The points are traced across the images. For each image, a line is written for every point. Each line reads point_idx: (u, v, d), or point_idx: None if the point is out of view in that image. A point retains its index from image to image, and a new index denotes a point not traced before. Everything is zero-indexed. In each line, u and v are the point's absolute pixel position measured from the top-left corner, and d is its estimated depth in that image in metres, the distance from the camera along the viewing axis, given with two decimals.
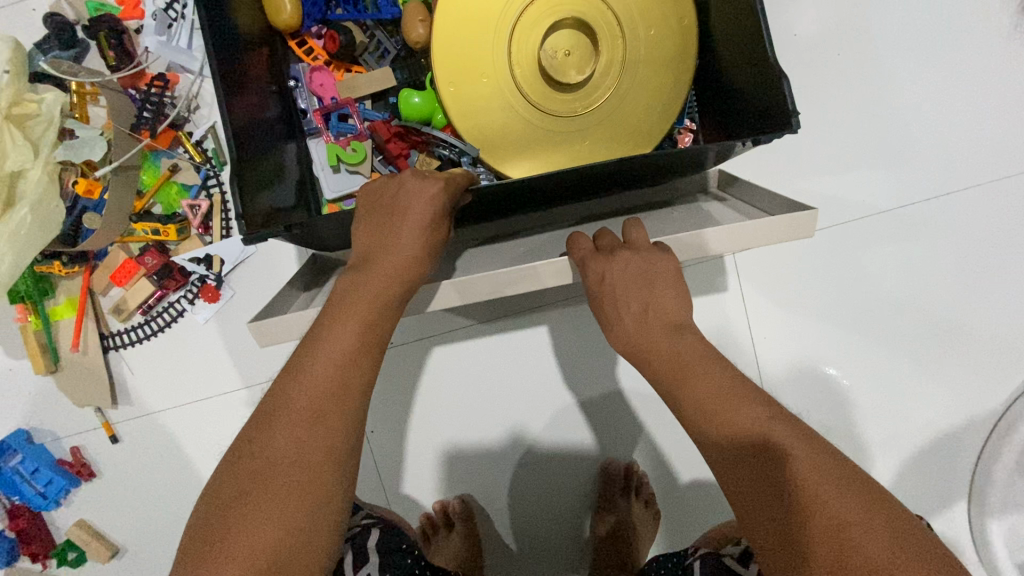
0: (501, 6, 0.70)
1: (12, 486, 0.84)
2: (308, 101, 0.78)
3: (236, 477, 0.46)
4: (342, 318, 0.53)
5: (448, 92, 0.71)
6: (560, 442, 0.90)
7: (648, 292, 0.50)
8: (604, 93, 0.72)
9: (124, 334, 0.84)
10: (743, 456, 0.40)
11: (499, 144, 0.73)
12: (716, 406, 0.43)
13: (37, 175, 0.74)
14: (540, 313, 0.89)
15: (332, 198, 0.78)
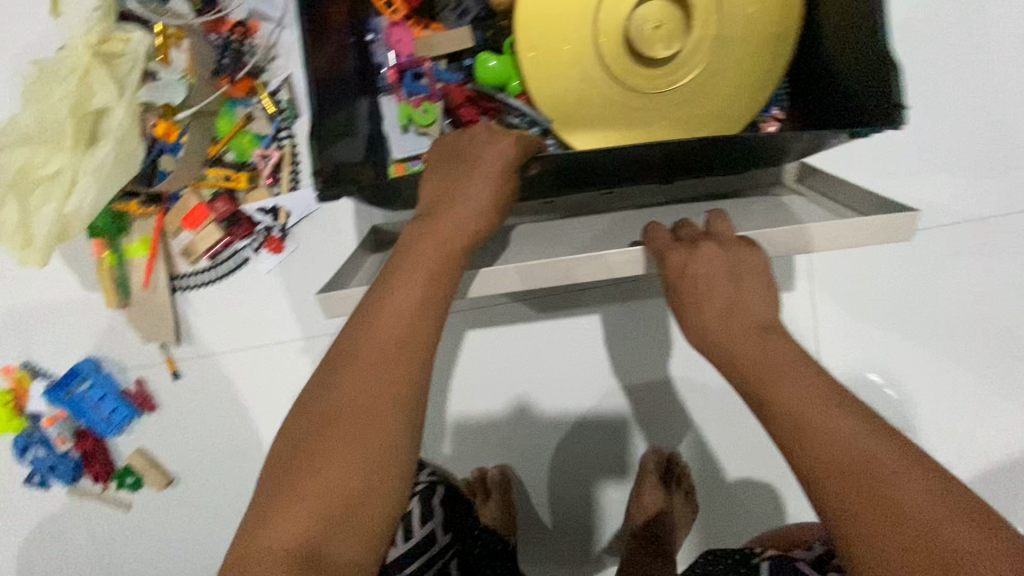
0: None
1: (80, 410, 0.88)
2: (384, 57, 0.76)
3: (303, 419, 0.46)
4: (409, 265, 0.50)
5: (527, 57, 0.66)
6: (602, 424, 0.90)
7: (735, 288, 0.49)
8: (691, 72, 0.66)
9: (191, 277, 0.86)
10: (847, 474, 0.38)
11: (575, 117, 0.68)
12: (811, 413, 0.41)
13: (120, 113, 0.73)
14: (595, 294, 0.87)
15: (399, 159, 0.76)
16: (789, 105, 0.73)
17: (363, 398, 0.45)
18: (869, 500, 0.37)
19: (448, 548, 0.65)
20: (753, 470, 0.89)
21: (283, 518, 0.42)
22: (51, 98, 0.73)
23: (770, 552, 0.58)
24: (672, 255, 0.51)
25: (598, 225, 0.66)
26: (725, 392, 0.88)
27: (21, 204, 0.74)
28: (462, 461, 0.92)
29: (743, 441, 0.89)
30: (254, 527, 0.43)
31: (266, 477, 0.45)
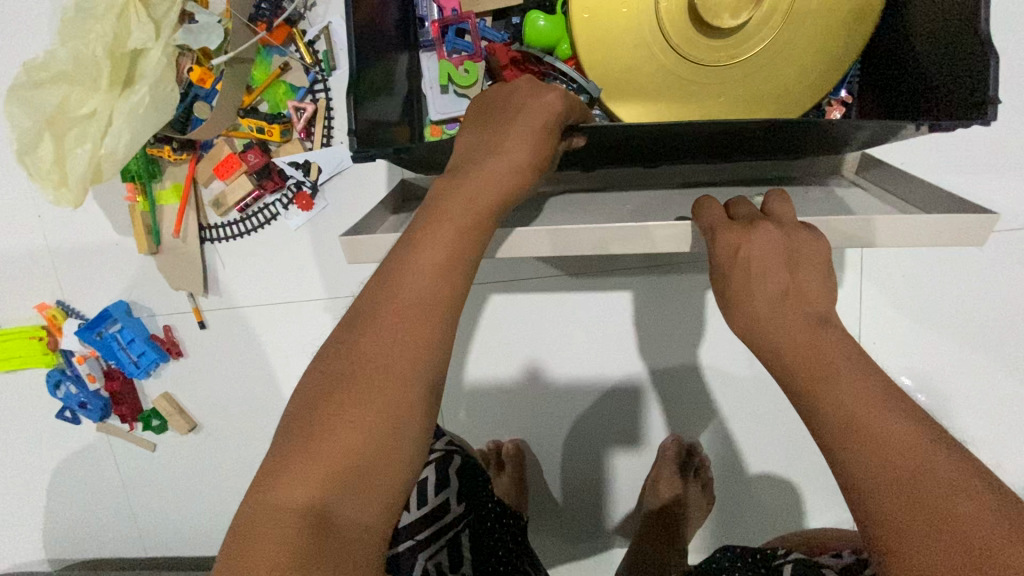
0: None
1: (110, 351, 0.90)
2: (428, 10, 0.72)
3: (320, 377, 0.42)
4: (440, 217, 0.47)
5: (580, 18, 0.61)
6: (624, 405, 0.88)
7: (792, 275, 0.45)
8: (756, 45, 0.61)
9: (221, 228, 0.86)
10: (893, 481, 0.34)
11: (625, 86, 0.64)
12: (865, 417, 0.37)
13: (157, 56, 0.73)
14: (628, 273, 0.84)
15: (434, 120, 0.73)
16: (858, 88, 0.67)
17: (386, 359, 0.42)
18: (918, 510, 0.33)
19: (462, 517, 0.65)
20: (777, 466, 0.86)
21: (295, 480, 0.39)
22: (88, 35, 0.72)
23: (794, 553, 0.56)
24: (725, 234, 0.47)
25: (639, 201, 0.62)
26: (755, 386, 0.85)
27: (57, 143, 0.74)
28: (478, 431, 0.92)
29: (768, 436, 0.86)
30: (264, 488, 0.39)
31: (278, 435, 0.42)
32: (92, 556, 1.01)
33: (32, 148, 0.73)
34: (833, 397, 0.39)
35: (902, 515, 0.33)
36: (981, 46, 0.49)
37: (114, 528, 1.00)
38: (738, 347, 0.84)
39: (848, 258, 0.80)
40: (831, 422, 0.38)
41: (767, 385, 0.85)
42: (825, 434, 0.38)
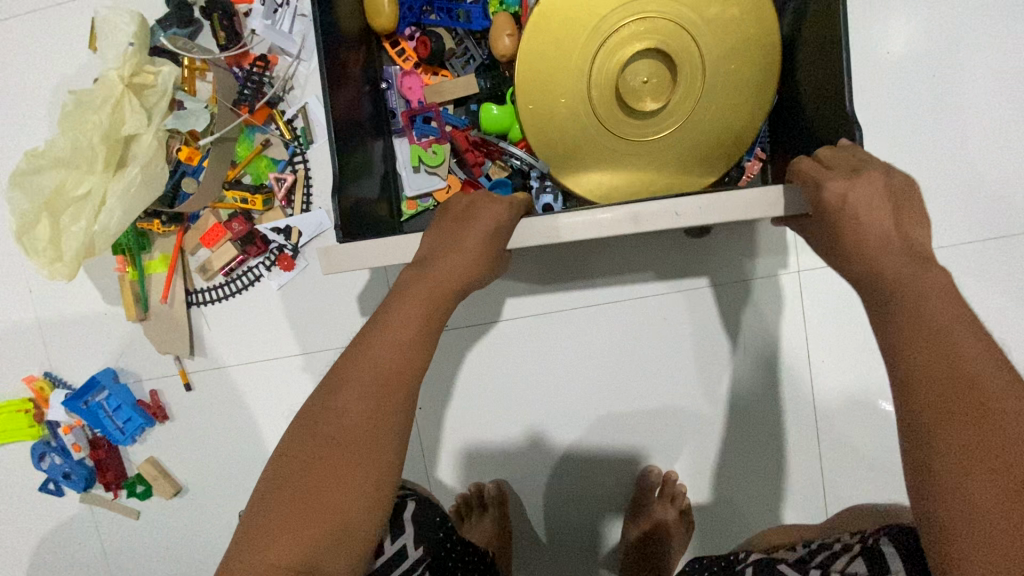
0: (588, 31, 0.67)
1: (96, 419, 0.92)
2: (398, 104, 0.82)
3: (306, 439, 0.47)
4: (408, 300, 0.53)
5: (527, 110, 0.70)
6: (598, 446, 0.92)
7: (892, 210, 0.51)
8: (678, 121, 0.68)
9: (207, 292, 0.91)
10: (952, 381, 0.41)
11: (571, 162, 0.72)
12: (933, 332, 0.43)
13: (149, 140, 0.81)
14: (593, 312, 0.91)
15: (410, 196, 0.81)
16: (769, 147, 0.77)
17: (357, 399, 0.48)
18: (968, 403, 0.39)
19: (420, 563, 0.64)
20: (747, 488, 0.90)
21: (283, 538, 0.43)
22: (85, 124, 0.79)
23: (754, 555, 0.60)
24: (833, 184, 0.51)
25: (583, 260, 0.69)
26: (719, 414, 0.90)
27: (53, 223, 0.79)
28: (460, 475, 0.93)
29: (735, 458, 0.90)
30: (254, 547, 0.43)
31: (265, 494, 0.46)
32: None
33: (29, 228, 0.79)
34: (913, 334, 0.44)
35: (950, 417, 0.40)
36: (846, 118, 0.60)
37: None
38: (701, 379, 0.90)
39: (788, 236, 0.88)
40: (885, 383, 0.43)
41: (730, 414, 0.90)
42: (893, 338, 0.45)
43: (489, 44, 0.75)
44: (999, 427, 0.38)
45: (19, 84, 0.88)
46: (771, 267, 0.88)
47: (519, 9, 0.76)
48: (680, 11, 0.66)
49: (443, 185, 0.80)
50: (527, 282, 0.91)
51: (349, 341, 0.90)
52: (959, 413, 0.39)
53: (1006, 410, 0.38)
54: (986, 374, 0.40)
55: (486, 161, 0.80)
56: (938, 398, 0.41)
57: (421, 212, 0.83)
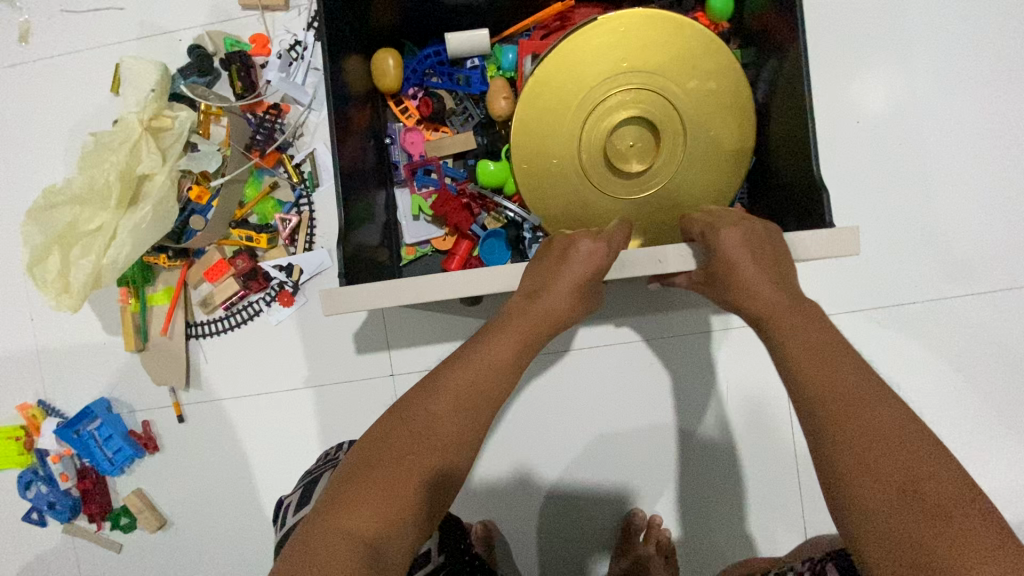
0: (579, 97, 0.73)
1: (87, 448, 0.94)
2: (400, 157, 0.86)
3: (394, 428, 0.52)
4: (502, 333, 0.59)
5: (521, 168, 0.75)
6: (583, 488, 0.93)
7: (767, 257, 0.58)
8: (661, 181, 0.73)
9: (206, 325, 0.93)
10: (834, 400, 0.47)
11: (562, 217, 0.75)
12: (812, 359, 0.51)
13: (161, 180, 0.85)
14: (581, 355, 0.93)
15: (410, 243, 0.86)
16: (748, 202, 0.82)
17: (449, 405, 0.53)
18: (852, 418, 0.45)
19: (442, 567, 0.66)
20: (729, 533, 0.91)
21: (355, 515, 0.46)
22: (103, 164, 0.83)
23: None
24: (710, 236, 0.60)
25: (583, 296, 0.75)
26: (701, 462, 0.92)
27: (63, 256, 0.82)
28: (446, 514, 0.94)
29: (717, 502, 0.92)
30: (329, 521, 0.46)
31: (348, 473, 0.49)
32: None
33: (40, 260, 0.82)
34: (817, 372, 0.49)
35: (842, 434, 0.45)
36: (814, 183, 0.66)
37: None
38: (685, 423, 0.92)
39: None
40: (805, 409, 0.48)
41: (712, 459, 0.92)
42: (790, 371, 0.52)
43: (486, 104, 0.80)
44: (875, 440, 0.43)
45: (40, 122, 0.93)
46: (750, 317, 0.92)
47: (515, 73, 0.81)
48: (664, 82, 0.72)
49: (441, 234, 0.85)
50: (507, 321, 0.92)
51: (344, 377, 0.93)
52: (847, 433, 0.45)
53: (878, 422, 0.44)
54: (857, 393, 0.47)
55: (482, 213, 0.84)
56: (830, 418, 0.46)
57: (420, 257, 0.87)
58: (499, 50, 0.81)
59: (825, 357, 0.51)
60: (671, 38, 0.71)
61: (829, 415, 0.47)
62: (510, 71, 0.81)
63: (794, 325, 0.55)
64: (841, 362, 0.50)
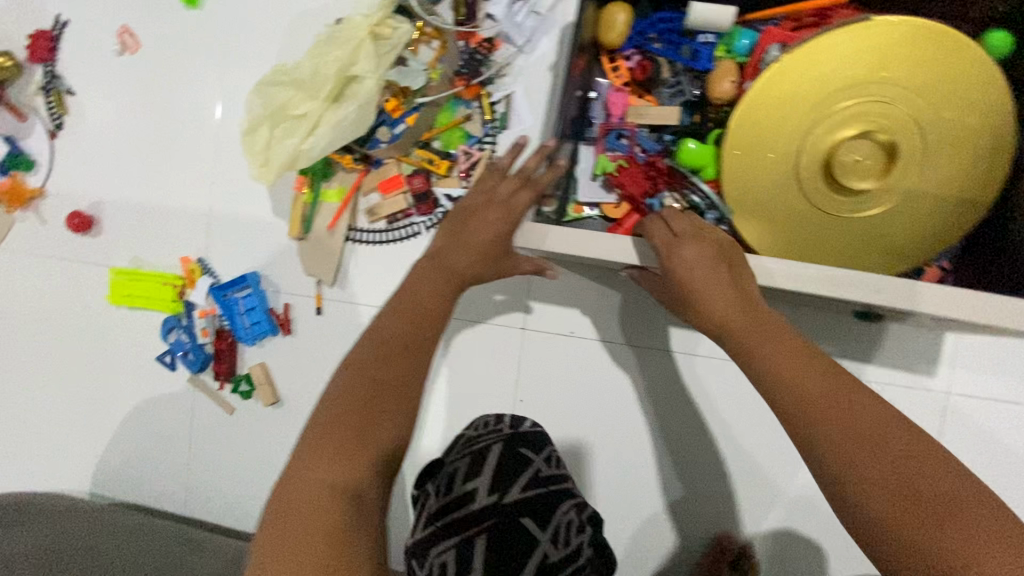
0: (818, 97, 0.68)
1: (231, 312, 1.01)
2: (598, 115, 0.84)
3: (359, 380, 0.55)
4: (434, 274, 0.65)
5: (731, 154, 0.70)
6: (677, 493, 0.91)
7: (707, 258, 0.60)
8: (876, 207, 0.69)
9: (367, 233, 0.97)
10: (831, 413, 0.49)
11: (757, 216, 0.72)
12: (790, 368, 0.52)
13: (370, 85, 0.86)
14: (712, 365, 0.91)
15: (580, 201, 0.83)
16: (958, 259, 0.77)
17: (368, 342, 0.59)
18: (851, 430, 0.47)
19: None
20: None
21: (323, 466, 0.50)
22: (327, 57, 0.87)
23: None
24: (677, 249, 0.61)
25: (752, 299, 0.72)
26: (807, 506, 0.88)
27: (271, 134, 0.89)
28: None
29: (813, 551, 0.88)
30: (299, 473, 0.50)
31: (314, 425, 0.53)
32: (137, 494, 1.10)
33: (253, 130, 0.89)
34: (816, 409, 0.49)
35: (847, 447, 0.47)
36: None
37: (174, 472, 1.08)
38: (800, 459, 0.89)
39: (943, 348, 0.82)
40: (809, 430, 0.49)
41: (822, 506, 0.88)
42: (772, 388, 0.52)
43: (707, 82, 0.76)
44: (878, 450, 0.46)
45: (281, 12, 1.01)
46: (913, 376, 0.83)
47: (746, 59, 0.76)
48: (916, 104, 0.67)
49: (613, 202, 0.82)
50: (647, 309, 0.92)
51: (479, 316, 0.96)
52: (853, 446, 0.47)
53: (872, 426, 0.47)
54: (844, 398, 0.49)
55: (664, 191, 0.79)
56: (833, 434, 0.48)
57: (583, 218, 0.84)
58: (738, 31, 0.76)
59: (799, 361, 0.53)
60: (941, 60, 0.66)
61: (827, 430, 0.48)
62: (741, 56, 0.76)
63: (767, 335, 0.56)
64: (814, 367, 0.52)
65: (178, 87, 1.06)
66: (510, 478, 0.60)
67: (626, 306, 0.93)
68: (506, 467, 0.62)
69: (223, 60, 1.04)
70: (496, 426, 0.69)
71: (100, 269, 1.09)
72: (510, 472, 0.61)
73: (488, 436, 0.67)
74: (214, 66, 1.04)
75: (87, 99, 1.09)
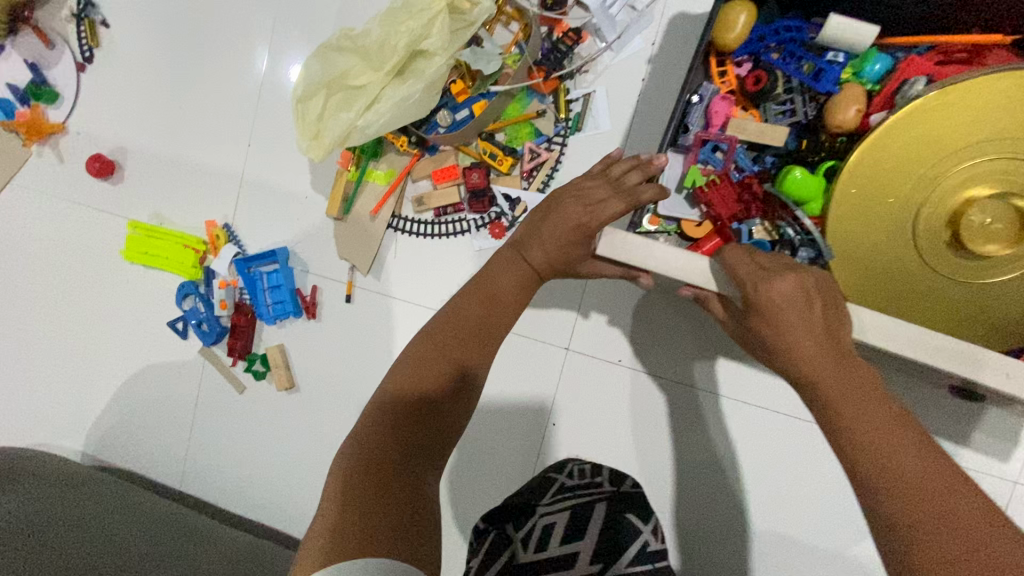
0: (957, 146, 0.60)
1: (253, 288, 0.94)
2: (696, 121, 0.73)
3: (419, 360, 0.55)
4: (510, 265, 0.62)
5: (846, 191, 0.62)
6: (707, 545, 0.85)
7: (801, 298, 0.48)
8: (999, 277, 0.61)
9: (410, 222, 0.90)
10: (918, 487, 0.37)
11: (860, 265, 0.64)
12: (873, 423, 0.41)
13: (440, 64, 0.78)
14: (766, 414, 0.84)
15: (658, 213, 0.73)
16: None
17: (444, 320, 0.58)
18: (943, 514, 0.35)
19: None
20: None
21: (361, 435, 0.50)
22: (397, 27, 0.78)
23: None
24: (759, 280, 0.49)
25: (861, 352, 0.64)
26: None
27: (325, 103, 0.81)
28: None
29: None
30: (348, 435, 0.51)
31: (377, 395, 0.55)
32: (132, 463, 1.04)
33: (307, 98, 0.81)
34: (878, 452, 0.39)
35: (932, 535, 0.35)
36: None
37: (172, 445, 1.02)
38: (845, 529, 0.82)
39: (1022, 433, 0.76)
40: (879, 501, 0.38)
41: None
42: (846, 443, 0.41)
43: (827, 107, 0.69)
44: (979, 548, 0.34)
45: None
46: (982, 458, 0.77)
47: (877, 86, 0.70)
48: None
49: (695, 218, 0.72)
50: (705, 348, 0.85)
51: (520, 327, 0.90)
52: (939, 536, 0.35)
53: (970, 518, 0.35)
54: (940, 475, 0.37)
55: (756, 218, 0.70)
56: (914, 513, 0.36)
57: (656, 231, 0.74)
58: (873, 54, 0.70)
59: (887, 419, 0.41)
60: None
61: (907, 507, 0.36)
62: (871, 83, 0.71)
63: (850, 381, 0.44)
64: (909, 432, 0.40)
65: (225, 34, 0.97)
66: (617, 545, 0.54)
67: (683, 339, 0.86)
68: (613, 527, 0.55)
69: (277, 12, 0.95)
70: (593, 480, 0.66)
71: (117, 221, 1.02)
72: (618, 534, 0.55)
73: (588, 492, 0.62)
74: (267, 15, 0.95)
75: (122, 33, 1.00)
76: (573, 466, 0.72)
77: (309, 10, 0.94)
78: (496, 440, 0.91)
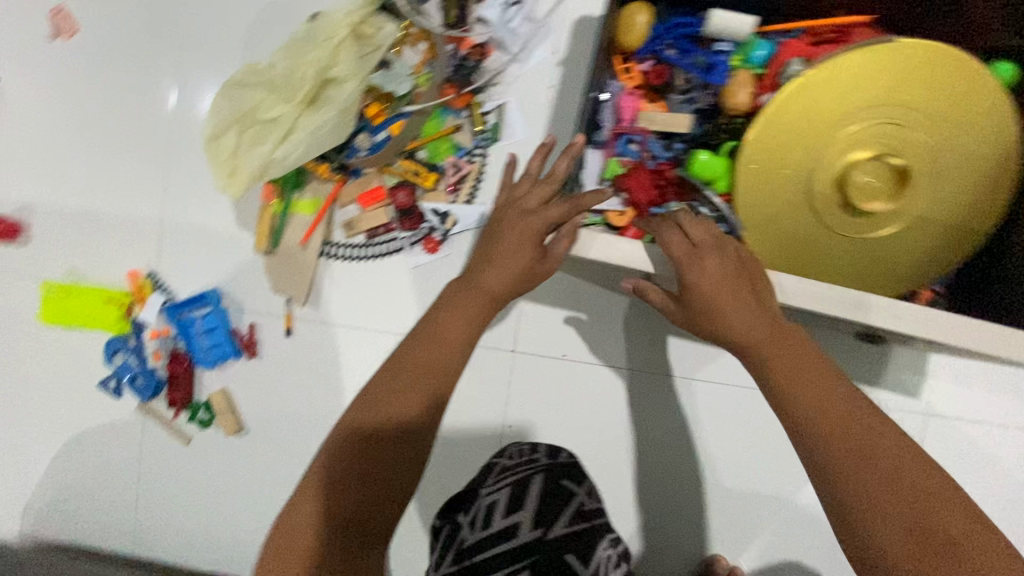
0: (836, 115, 0.67)
1: (187, 334, 0.91)
2: (608, 119, 0.78)
3: (387, 386, 0.61)
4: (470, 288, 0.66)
5: (746, 168, 0.68)
6: (667, 517, 0.89)
7: (733, 273, 0.55)
8: (885, 229, 0.68)
9: (342, 247, 0.90)
10: (842, 428, 0.47)
11: (768, 233, 0.69)
12: (805, 378, 0.50)
13: (351, 88, 0.79)
14: (705, 386, 0.89)
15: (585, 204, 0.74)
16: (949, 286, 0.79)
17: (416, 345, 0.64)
18: (861, 447, 0.46)
19: None
20: None
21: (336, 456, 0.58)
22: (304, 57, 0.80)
23: None
24: (697, 260, 0.55)
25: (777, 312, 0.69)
26: (794, 525, 0.88)
27: (240, 138, 0.80)
28: None
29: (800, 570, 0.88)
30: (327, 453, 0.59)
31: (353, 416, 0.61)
32: (75, 536, 0.98)
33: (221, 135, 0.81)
34: (809, 402, 0.49)
35: (853, 462, 0.45)
36: None
37: (118, 509, 0.97)
38: (789, 481, 0.88)
39: (924, 369, 0.84)
40: (812, 439, 0.48)
41: (809, 525, 0.88)
42: (786, 396, 0.51)
43: (723, 92, 0.74)
44: (888, 468, 0.45)
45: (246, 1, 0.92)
46: (896, 396, 0.85)
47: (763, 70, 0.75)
48: (929, 129, 0.67)
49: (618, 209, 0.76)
50: (642, 331, 0.89)
51: None
52: (858, 462, 0.45)
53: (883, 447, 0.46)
54: (857, 415, 0.48)
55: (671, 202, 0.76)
56: (840, 448, 0.46)
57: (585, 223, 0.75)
58: (755, 41, 0.75)
59: (812, 373, 0.51)
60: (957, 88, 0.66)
61: (835, 445, 0.47)
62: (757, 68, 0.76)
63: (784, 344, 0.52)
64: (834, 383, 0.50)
65: (123, 78, 0.94)
66: (553, 511, 0.56)
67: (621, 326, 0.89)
68: (549, 502, 0.57)
69: (176, 52, 0.93)
70: (532, 456, 0.65)
71: (28, 284, 0.96)
72: (554, 506, 0.57)
73: (527, 464, 0.63)
74: (167, 56, 0.93)
75: (10, 87, 0.96)
76: (513, 445, 0.70)
77: (211, 46, 0.93)
78: (455, 450, 0.92)
